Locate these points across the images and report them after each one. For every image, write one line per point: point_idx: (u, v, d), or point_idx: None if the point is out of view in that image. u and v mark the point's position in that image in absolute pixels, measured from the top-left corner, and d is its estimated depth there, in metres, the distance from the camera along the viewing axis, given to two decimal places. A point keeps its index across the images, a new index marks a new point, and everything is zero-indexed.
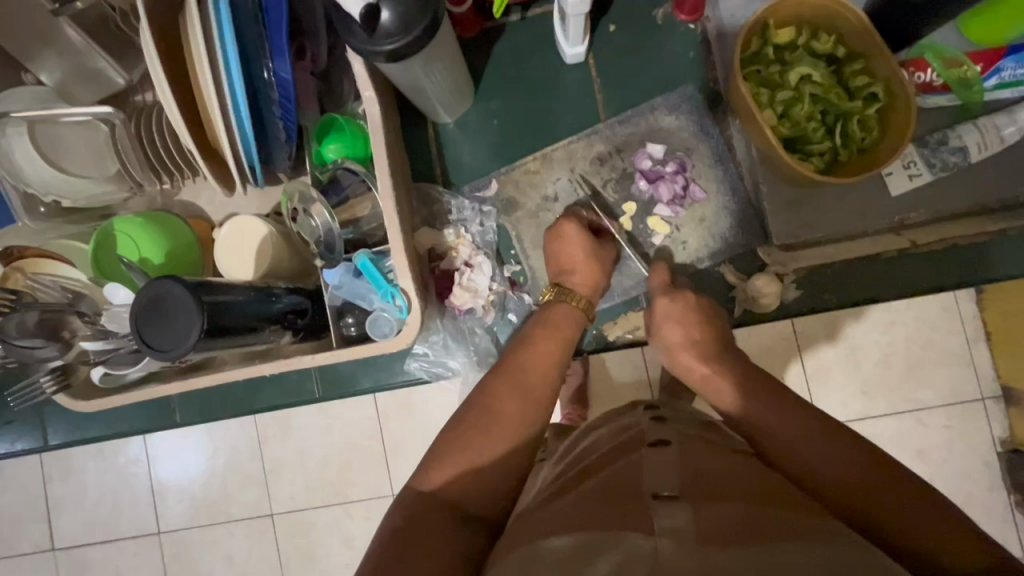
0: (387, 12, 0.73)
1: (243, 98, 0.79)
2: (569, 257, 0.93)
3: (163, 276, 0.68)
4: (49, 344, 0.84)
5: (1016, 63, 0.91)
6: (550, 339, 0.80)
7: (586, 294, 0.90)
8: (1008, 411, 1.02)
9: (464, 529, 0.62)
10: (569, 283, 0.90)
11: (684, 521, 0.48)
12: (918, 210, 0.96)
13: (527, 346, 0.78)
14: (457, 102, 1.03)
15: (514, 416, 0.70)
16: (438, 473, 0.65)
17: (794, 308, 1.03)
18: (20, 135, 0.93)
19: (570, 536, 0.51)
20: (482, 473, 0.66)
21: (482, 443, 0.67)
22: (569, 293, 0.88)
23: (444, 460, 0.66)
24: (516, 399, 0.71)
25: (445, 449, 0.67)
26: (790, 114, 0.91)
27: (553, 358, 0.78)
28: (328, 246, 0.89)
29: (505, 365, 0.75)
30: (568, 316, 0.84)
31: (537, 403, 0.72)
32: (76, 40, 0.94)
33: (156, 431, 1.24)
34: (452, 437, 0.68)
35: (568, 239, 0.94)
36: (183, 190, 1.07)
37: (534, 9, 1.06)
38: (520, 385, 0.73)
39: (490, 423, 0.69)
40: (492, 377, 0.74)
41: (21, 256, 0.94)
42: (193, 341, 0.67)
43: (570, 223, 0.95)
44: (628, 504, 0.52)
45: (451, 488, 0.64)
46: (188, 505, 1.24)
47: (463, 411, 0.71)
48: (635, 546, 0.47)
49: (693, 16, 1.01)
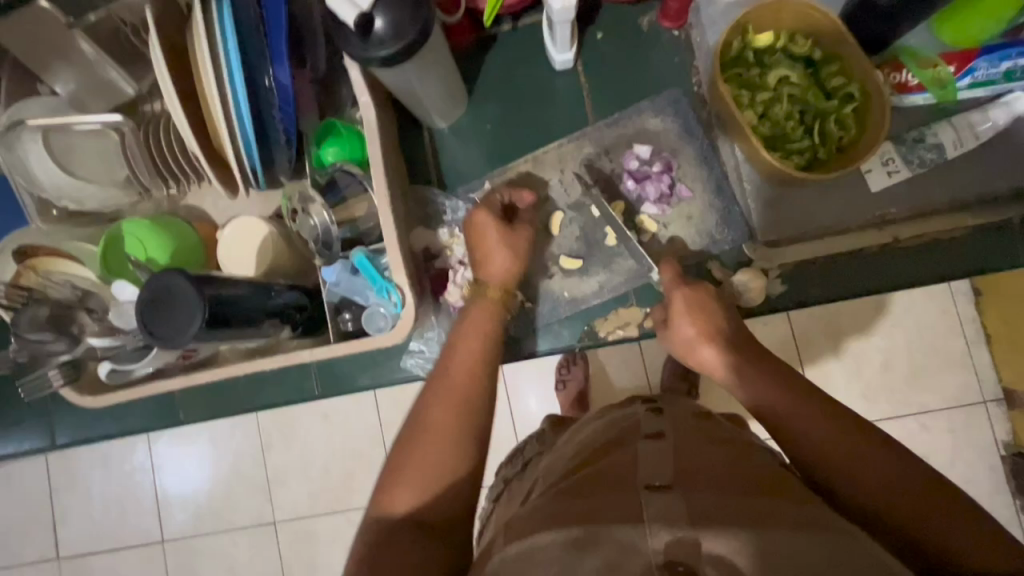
0: (380, 20, 0.78)
1: (246, 103, 0.83)
2: (483, 246, 0.90)
3: (165, 270, 0.72)
4: (58, 339, 0.89)
5: (990, 63, 0.93)
6: (479, 335, 0.79)
7: (502, 284, 0.87)
8: (1001, 406, 1.06)
9: (433, 541, 0.62)
10: (484, 274, 0.87)
11: (675, 511, 0.50)
12: (896, 206, 1.01)
13: (452, 350, 0.78)
14: (452, 107, 1.07)
15: (453, 423, 0.69)
16: (399, 498, 0.65)
17: (781, 303, 1.03)
18: (35, 144, 0.97)
19: (564, 527, 0.52)
20: (443, 486, 0.66)
21: (433, 456, 0.66)
22: (485, 286, 0.86)
23: (400, 483, 0.65)
24: (449, 406, 0.70)
25: (403, 467, 0.66)
26: (770, 114, 0.94)
27: (478, 354, 0.77)
28: (326, 244, 0.93)
29: (435, 373, 0.74)
30: (483, 311, 0.83)
31: (466, 401, 0.71)
32: (89, 53, 0.98)
33: (161, 435, 1.28)
34: (407, 457, 0.67)
35: (482, 227, 0.92)
36: (189, 195, 1.12)
37: (524, 18, 1.10)
38: (452, 389, 0.72)
39: (433, 435, 0.68)
40: (430, 386, 0.73)
41: (34, 255, 0.98)
42: (195, 330, 0.71)
43: (481, 213, 0.93)
44: (620, 496, 0.54)
45: (416, 506, 0.65)
46: (192, 516, 1.26)
47: (408, 427, 0.70)
48: (626, 539, 0.48)
49: (677, 24, 1.06)
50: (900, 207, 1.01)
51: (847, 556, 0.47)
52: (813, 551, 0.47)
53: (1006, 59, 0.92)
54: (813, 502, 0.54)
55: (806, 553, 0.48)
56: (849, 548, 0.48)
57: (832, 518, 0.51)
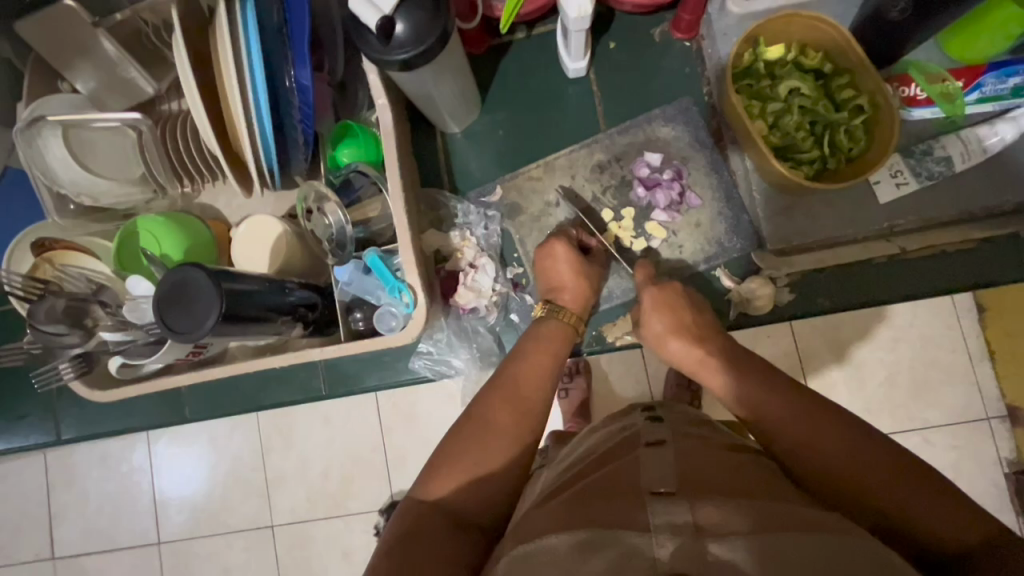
0: (401, 25, 0.79)
1: (266, 102, 0.84)
2: (558, 273, 0.97)
3: (185, 264, 0.73)
4: (72, 332, 0.88)
5: (997, 79, 0.96)
6: (548, 354, 0.82)
7: (577, 310, 0.93)
8: (1007, 424, 1.03)
9: (460, 534, 0.63)
10: (559, 299, 0.93)
11: (681, 519, 0.50)
12: (905, 217, 1.02)
13: (524, 362, 0.80)
14: (465, 112, 1.09)
15: (513, 428, 0.71)
16: (438, 484, 0.67)
17: (787, 311, 1.06)
18: (55, 139, 0.99)
19: (570, 533, 0.52)
20: (480, 482, 0.67)
21: (480, 453, 0.69)
22: (560, 309, 0.92)
23: (446, 471, 0.67)
24: (509, 411, 0.73)
25: (447, 459, 0.68)
26: (781, 125, 0.96)
27: (548, 370, 0.80)
28: (339, 244, 0.93)
29: (500, 379, 0.77)
30: (556, 331, 0.87)
31: (532, 411, 0.74)
32: (111, 51, 1.01)
33: (162, 433, 1.27)
34: (451, 450, 0.69)
35: (556, 259, 0.97)
36: (204, 193, 1.13)
37: (538, 27, 1.12)
38: (516, 395, 0.75)
39: (483, 435, 0.70)
40: (487, 390, 0.76)
41: (52, 247, 0.99)
42: (209, 327, 0.71)
43: (559, 241, 0.99)
44: (627, 505, 0.53)
45: (455, 497, 0.66)
46: (189, 518, 1.26)
47: (463, 422, 0.72)
48: (633, 545, 0.48)
49: (689, 35, 1.07)
50: (908, 219, 1.02)
51: (849, 558, 0.48)
52: (817, 550, 0.48)
53: (1013, 75, 0.95)
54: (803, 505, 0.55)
55: (808, 555, 0.47)
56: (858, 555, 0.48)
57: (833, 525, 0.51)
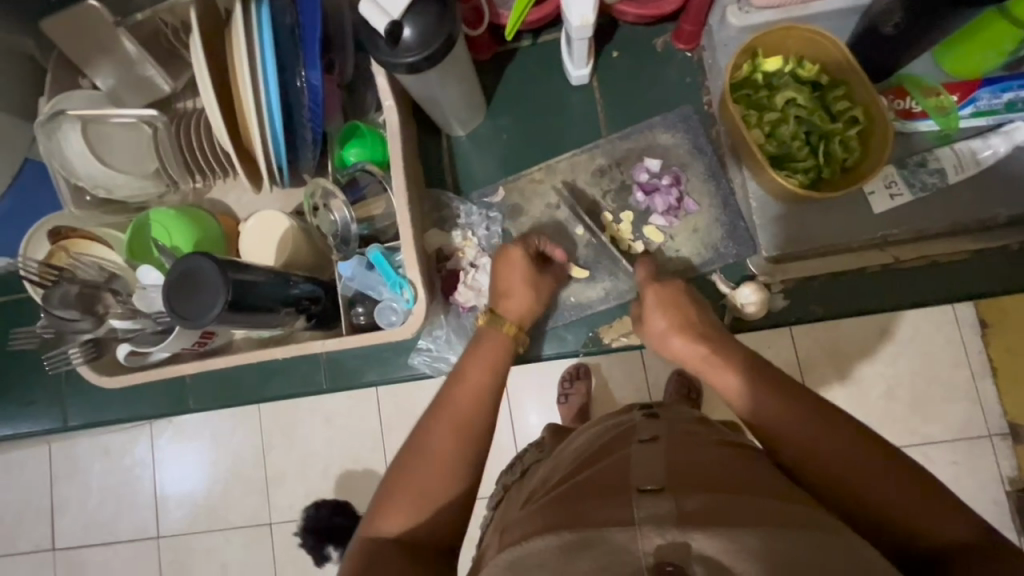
0: (410, 29, 0.82)
1: (277, 100, 0.87)
2: (508, 282, 0.92)
3: (197, 252, 0.76)
4: (83, 318, 0.92)
5: (991, 94, 0.98)
6: (487, 361, 0.75)
7: (518, 319, 0.87)
8: (1008, 442, 1.05)
9: (419, 565, 0.60)
10: (502, 307, 0.88)
11: (664, 511, 0.51)
12: (898, 228, 1.03)
13: (463, 373, 0.74)
14: (470, 116, 1.12)
15: (456, 450, 0.65)
16: (390, 520, 0.61)
17: (782, 317, 1.08)
18: (74, 131, 1.02)
19: (557, 533, 0.53)
20: (433, 515, 0.63)
21: (430, 479, 0.63)
22: (502, 320, 0.85)
23: (394, 506, 0.62)
24: (451, 435, 0.66)
25: (395, 490, 0.63)
26: (777, 133, 0.98)
27: (486, 381, 0.72)
28: (343, 240, 0.96)
29: (441, 400, 0.70)
30: (495, 343, 0.79)
31: (470, 427, 0.67)
32: (132, 51, 1.06)
33: (162, 430, 1.30)
34: (398, 480, 0.64)
35: (514, 267, 0.93)
36: (214, 188, 1.17)
37: (543, 35, 1.15)
38: (455, 414, 0.68)
39: (429, 461, 0.64)
40: (429, 413, 0.69)
41: (67, 236, 1.04)
42: (216, 313, 0.74)
43: (515, 250, 0.95)
44: (613, 500, 0.55)
45: (407, 530, 0.61)
46: (188, 514, 1.28)
47: (406, 450, 0.66)
48: (618, 543, 0.50)
49: (690, 46, 1.10)
50: (902, 229, 1.03)
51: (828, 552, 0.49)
52: (799, 543, 0.49)
53: (1007, 90, 0.98)
54: (783, 498, 0.56)
55: (788, 550, 0.49)
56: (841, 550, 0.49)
57: (810, 516, 0.53)
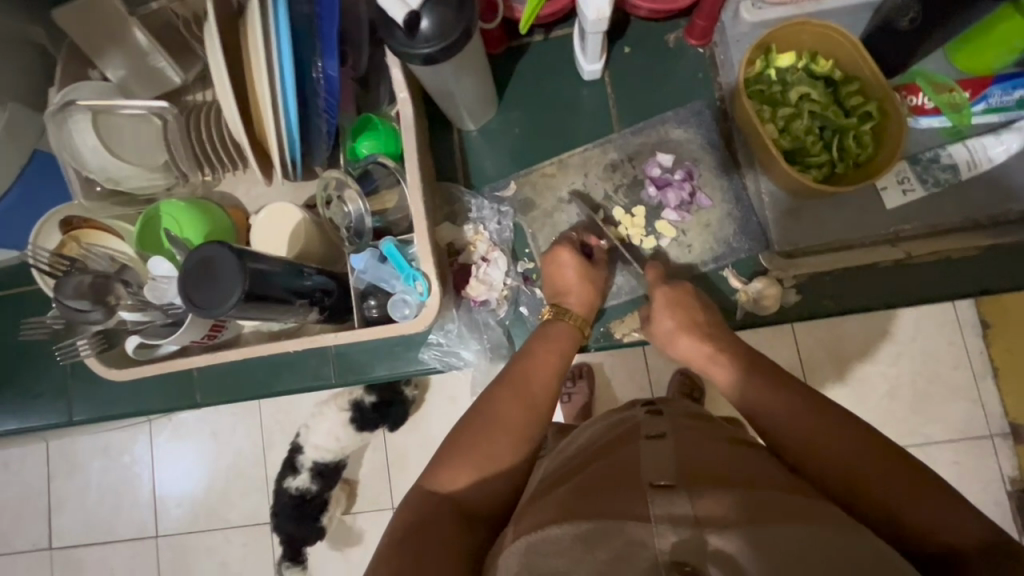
0: (427, 20, 0.82)
1: (292, 89, 0.87)
2: (563, 279, 0.97)
3: (211, 241, 0.75)
4: (95, 308, 0.91)
5: (1003, 91, 0.99)
6: (554, 353, 0.85)
7: (583, 313, 0.95)
8: (1008, 441, 1.10)
9: (464, 526, 0.64)
10: (565, 303, 0.95)
11: (681, 510, 0.51)
12: (910, 223, 1.03)
13: (532, 360, 0.83)
14: (482, 111, 1.12)
15: (519, 418, 0.73)
16: (445, 477, 0.67)
17: (793, 312, 1.07)
18: (85, 123, 1.02)
19: (573, 523, 0.53)
20: (488, 475, 0.69)
21: (490, 447, 0.70)
22: (566, 312, 0.94)
23: (453, 463, 0.68)
24: (515, 406, 0.74)
25: (454, 450, 0.69)
26: (791, 129, 0.98)
27: (555, 367, 0.83)
28: (357, 233, 0.96)
29: (508, 377, 0.78)
30: (566, 334, 0.90)
31: (532, 400, 0.76)
32: (142, 41, 1.05)
33: (162, 432, 1.32)
34: (458, 442, 0.70)
35: (562, 267, 0.98)
36: (224, 181, 1.16)
37: (556, 30, 1.15)
38: (520, 390, 0.76)
39: (493, 429, 0.71)
40: (493, 389, 0.77)
41: (79, 225, 1.04)
42: (233, 302, 0.74)
43: (564, 248, 0.99)
44: (627, 493, 0.54)
45: (461, 488, 0.67)
46: (187, 512, 1.30)
47: (468, 417, 0.73)
48: (635, 535, 0.50)
49: (702, 42, 1.10)
50: (914, 224, 1.03)
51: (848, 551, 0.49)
52: (806, 542, 0.49)
53: (1018, 87, 0.98)
54: (788, 494, 0.56)
55: (801, 552, 0.48)
56: (855, 547, 0.49)
57: (822, 516, 0.53)
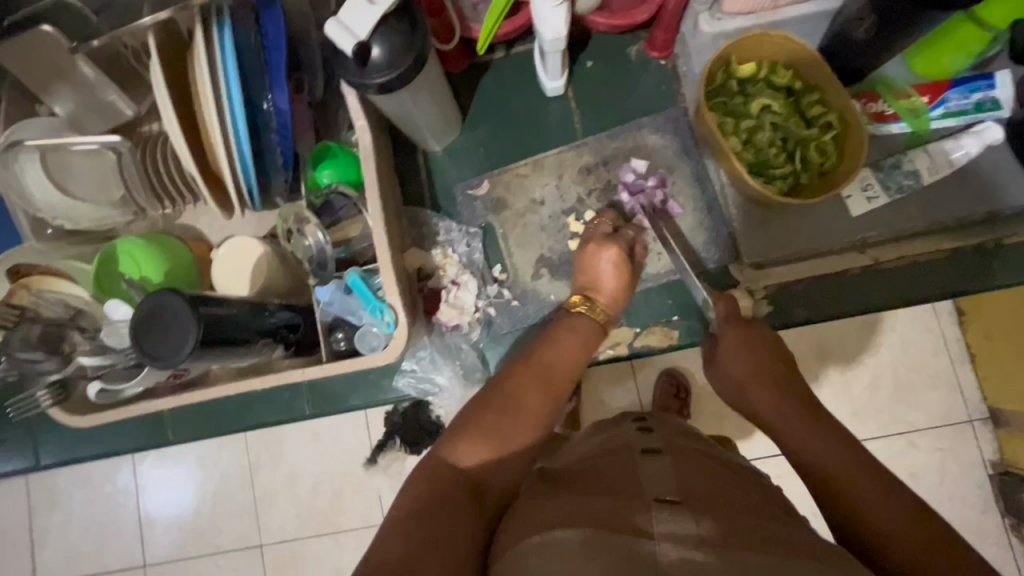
0: (377, 49, 0.80)
1: (243, 125, 0.84)
2: (595, 274, 0.97)
3: (158, 291, 0.72)
4: (50, 359, 0.89)
5: (960, 95, 0.99)
6: (576, 345, 0.83)
7: (608, 305, 0.95)
8: (989, 426, 1.09)
9: (477, 505, 0.60)
10: (595, 297, 0.94)
11: (684, 529, 0.49)
12: (876, 229, 1.04)
13: (556, 346, 0.82)
14: (445, 132, 1.10)
15: (538, 397, 0.73)
16: (470, 449, 0.65)
17: (767, 323, 1.07)
18: (32, 162, 0.97)
19: (577, 529, 0.50)
20: (505, 455, 0.67)
21: (503, 429, 0.68)
22: (593, 306, 0.92)
23: (472, 437, 0.66)
24: (538, 391, 0.74)
25: (475, 424, 0.67)
26: (754, 141, 0.98)
27: (577, 354, 0.83)
28: (320, 264, 0.94)
29: (533, 360, 0.78)
30: (589, 328, 0.88)
31: (556, 385, 0.76)
32: (90, 76, 1.01)
33: (147, 456, 1.26)
34: (481, 418, 0.68)
35: (596, 257, 0.98)
36: (184, 214, 1.13)
37: (517, 47, 1.14)
38: (546, 375, 0.77)
39: (511, 409, 0.70)
40: (516, 368, 0.77)
41: (27, 273, 0.99)
42: (187, 351, 0.71)
43: (609, 246, 0.98)
44: (628, 505, 0.53)
45: (481, 464, 0.64)
46: (176, 538, 1.25)
47: (490, 395, 0.72)
48: (636, 550, 0.47)
49: (664, 54, 1.10)
50: (880, 231, 1.04)
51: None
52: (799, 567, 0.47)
53: (975, 91, 0.99)
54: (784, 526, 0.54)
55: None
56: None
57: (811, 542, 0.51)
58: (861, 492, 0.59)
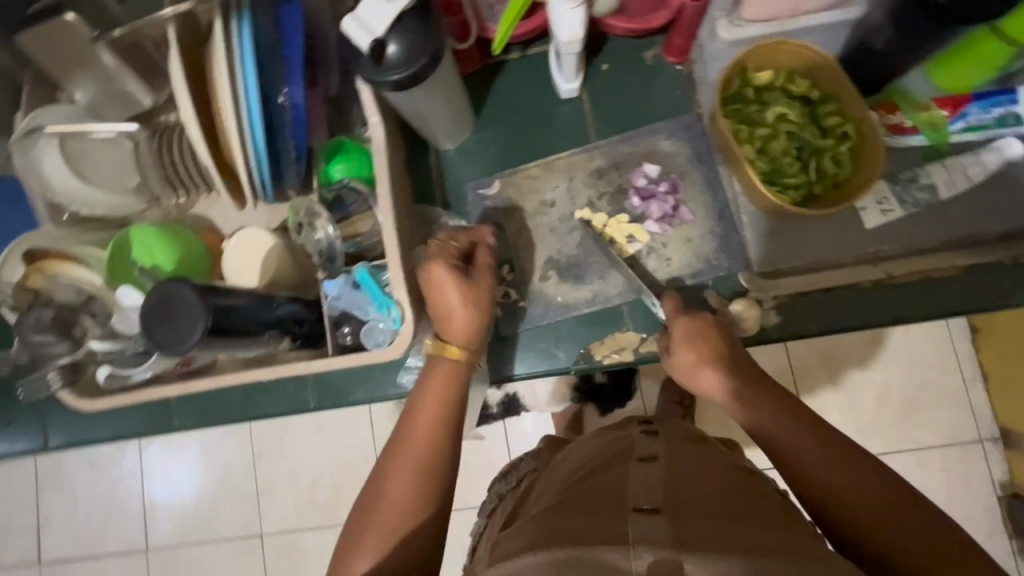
0: (393, 47, 0.80)
1: (258, 117, 0.85)
2: (440, 301, 0.84)
3: (173, 279, 0.74)
4: (60, 342, 0.95)
5: (980, 109, 0.98)
6: (434, 403, 0.79)
7: (465, 341, 0.83)
8: None
9: None
10: (446, 331, 0.84)
11: (658, 533, 0.52)
12: (891, 242, 1.03)
13: (416, 414, 0.78)
14: (458, 131, 1.10)
15: (415, 481, 0.74)
16: (352, 562, 0.70)
17: (776, 334, 1.02)
18: (52, 148, 0.99)
19: (551, 550, 0.52)
20: (396, 544, 0.71)
21: (390, 519, 0.72)
22: (445, 345, 0.83)
23: (356, 546, 0.71)
24: (405, 474, 0.74)
25: (357, 531, 0.72)
26: (768, 149, 0.97)
27: (436, 416, 0.78)
28: (329, 258, 0.97)
29: (393, 443, 0.77)
30: (444, 380, 0.80)
31: (425, 464, 0.75)
32: (109, 64, 1.02)
33: (149, 443, 1.28)
34: (359, 525, 0.72)
35: (439, 285, 0.84)
36: (197, 203, 1.14)
37: (532, 47, 1.14)
38: (404, 451, 0.76)
39: (384, 507, 0.72)
40: (387, 455, 0.76)
41: (41, 257, 0.97)
42: (194, 339, 0.73)
43: (438, 266, 0.84)
44: (610, 516, 0.55)
45: (376, 564, 0.69)
46: None
47: (367, 495, 0.74)
48: (611, 561, 0.49)
49: (680, 58, 1.09)
50: (894, 244, 1.02)
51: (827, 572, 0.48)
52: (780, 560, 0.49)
53: (996, 106, 0.98)
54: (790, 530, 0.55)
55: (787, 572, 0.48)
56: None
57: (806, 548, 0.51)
58: (845, 485, 0.66)
